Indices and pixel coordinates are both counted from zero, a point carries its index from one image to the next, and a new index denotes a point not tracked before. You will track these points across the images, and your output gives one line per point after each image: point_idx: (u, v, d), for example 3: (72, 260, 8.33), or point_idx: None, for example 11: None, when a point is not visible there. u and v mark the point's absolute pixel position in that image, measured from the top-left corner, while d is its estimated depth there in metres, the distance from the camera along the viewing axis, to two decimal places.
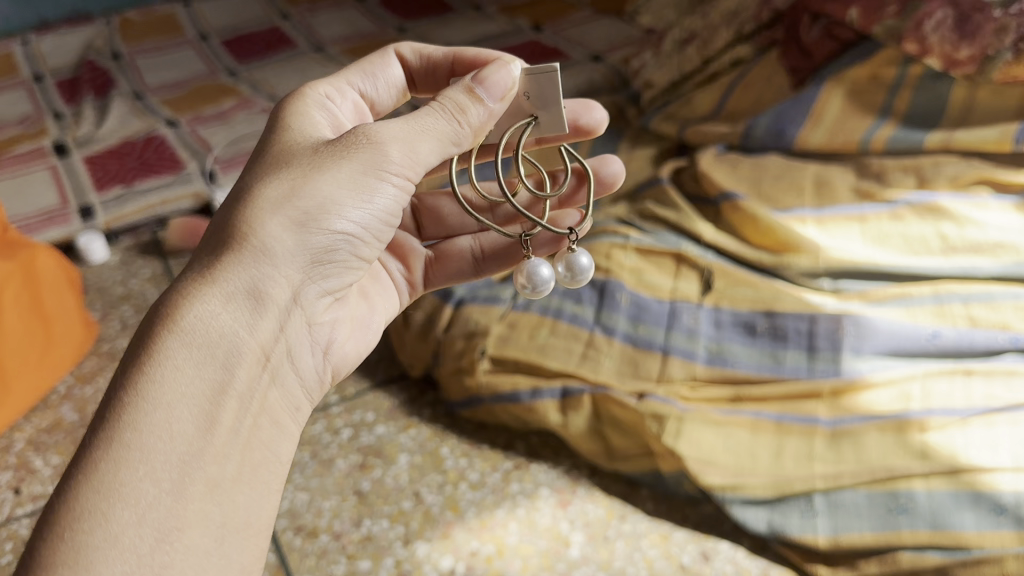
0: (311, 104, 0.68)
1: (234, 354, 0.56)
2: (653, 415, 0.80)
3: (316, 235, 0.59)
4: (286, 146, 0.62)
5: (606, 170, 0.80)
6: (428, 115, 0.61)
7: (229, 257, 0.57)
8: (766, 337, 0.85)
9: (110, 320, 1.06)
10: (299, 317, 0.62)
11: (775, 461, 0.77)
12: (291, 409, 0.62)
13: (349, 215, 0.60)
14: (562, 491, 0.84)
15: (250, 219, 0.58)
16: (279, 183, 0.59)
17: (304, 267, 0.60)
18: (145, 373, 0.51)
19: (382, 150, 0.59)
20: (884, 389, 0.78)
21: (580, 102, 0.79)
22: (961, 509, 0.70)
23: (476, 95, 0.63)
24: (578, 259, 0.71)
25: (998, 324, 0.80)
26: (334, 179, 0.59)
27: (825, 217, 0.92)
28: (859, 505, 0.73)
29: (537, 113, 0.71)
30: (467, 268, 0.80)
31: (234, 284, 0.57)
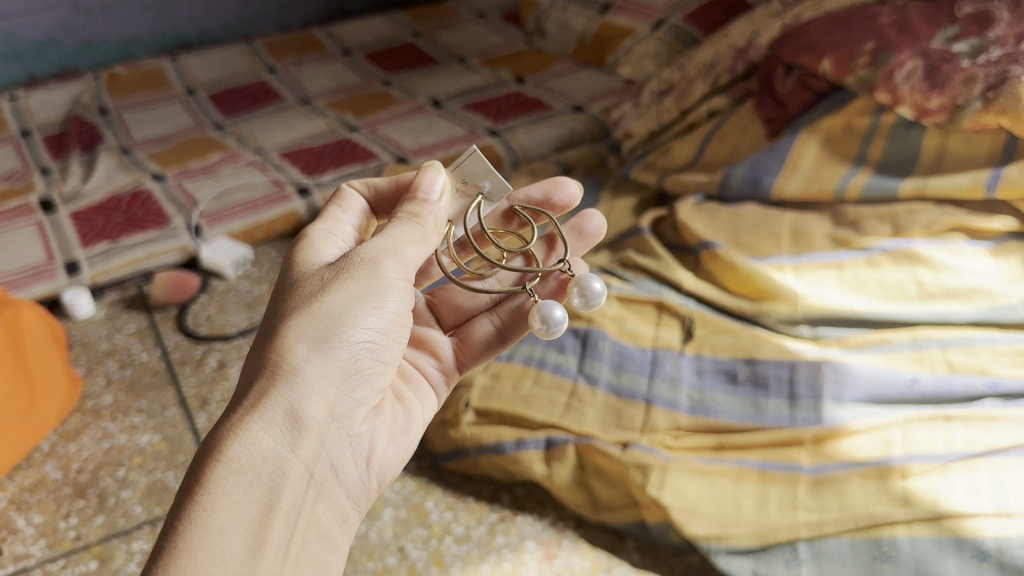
0: (317, 243, 0.69)
1: (280, 474, 0.57)
2: (637, 465, 0.80)
3: (338, 350, 0.63)
4: (299, 278, 0.66)
5: (589, 224, 0.82)
6: (398, 224, 0.67)
7: (264, 385, 0.60)
8: (748, 385, 0.85)
9: (95, 376, 1.06)
10: (341, 432, 0.63)
11: (759, 511, 0.77)
12: (339, 520, 0.63)
13: (362, 325, 0.64)
14: (548, 544, 0.84)
15: (278, 350, 0.61)
16: (299, 312, 0.63)
17: (336, 383, 0.63)
18: (198, 505, 0.53)
19: (378, 263, 0.64)
20: (865, 436, 0.79)
21: (551, 180, 0.81)
22: (944, 555, 0.70)
23: (421, 199, 0.69)
24: (591, 284, 0.74)
25: (975, 369, 0.81)
26: (342, 297, 0.63)
27: (802, 265, 0.93)
28: (843, 552, 0.73)
29: (482, 185, 0.74)
30: (491, 335, 0.81)
31: (274, 408, 0.59)
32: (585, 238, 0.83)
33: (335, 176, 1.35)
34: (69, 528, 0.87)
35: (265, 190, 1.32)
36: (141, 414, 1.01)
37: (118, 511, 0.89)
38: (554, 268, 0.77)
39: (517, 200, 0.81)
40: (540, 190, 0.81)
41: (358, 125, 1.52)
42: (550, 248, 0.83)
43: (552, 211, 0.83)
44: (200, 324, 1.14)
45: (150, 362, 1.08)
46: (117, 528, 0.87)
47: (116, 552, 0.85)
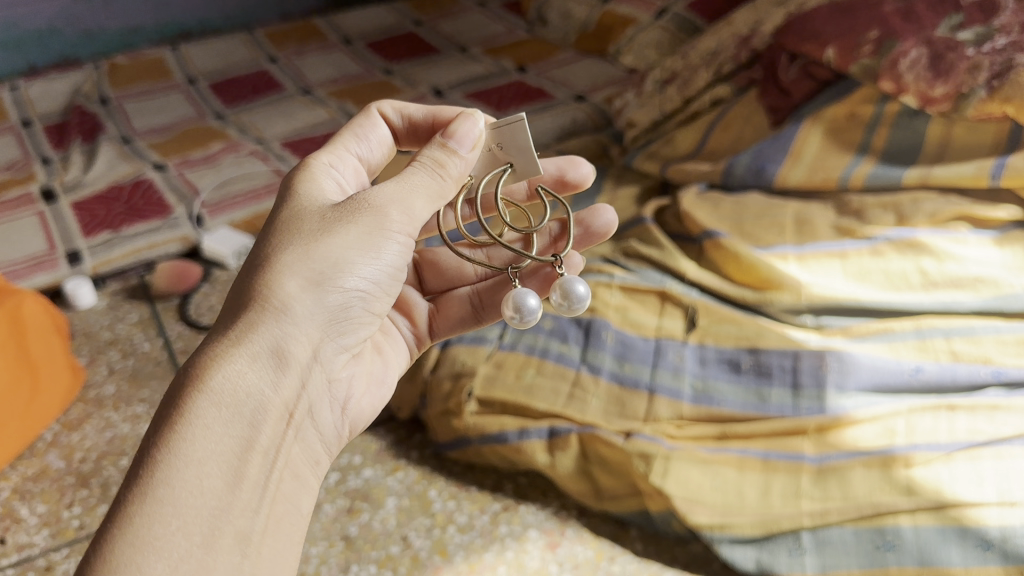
0: (318, 173, 0.68)
1: (260, 411, 0.57)
2: (640, 454, 0.80)
3: (331, 294, 0.62)
4: (297, 211, 0.64)
5: (596, 220, 0.79)
6: (415, 173, 0.65)
7: (251, 318, 0.59)
8: (751, 374, 0.85)
9: (98, 366, 1.06)
10: (318, 374, 0.63)
11: (762, 500, 0.77)
12: (311, 462, 0.63)
13: (358, 272, 0.62)
14: (551, 533, 0.84)
15: (269, 284, 0.60)
16: (295, 247, 0.61)
17: (321, 326, 0.62)
18: (177, 433, 0.52)
19: (384, 212, 0.63)
20: (869, 425, 0.79)
21: (567, 158, 0.81)
22: (948, 544, 0.70)
23: (451, 147, 0.67)
24: (575, 287, 0.71)
25: (979, 358, 0.81)
26: (343, 241, 0.62)
27: (806, 254, 0.92)
28: (846, 541, 0.73)
29: (513, 160, 0.74)
30: (465, 311, 0.80)
31: (259, 344, 0.58)
32: (591, 236, 0.80)
33: None
34: (72, 517, 0.87)
35: (266, 180, 1.31)
36: (143, 404, 1.01)
37: None
38: (546, 261, 0.74)
39: (536, 179, 0.82)
40: (555, 165, 0.81)
41: None
42: (553, 237, 0.80)
43: (562, 190, 0.83)
44: (202, 314, 1.14)
45: (153, 352, 1.08)
46: None
47: None
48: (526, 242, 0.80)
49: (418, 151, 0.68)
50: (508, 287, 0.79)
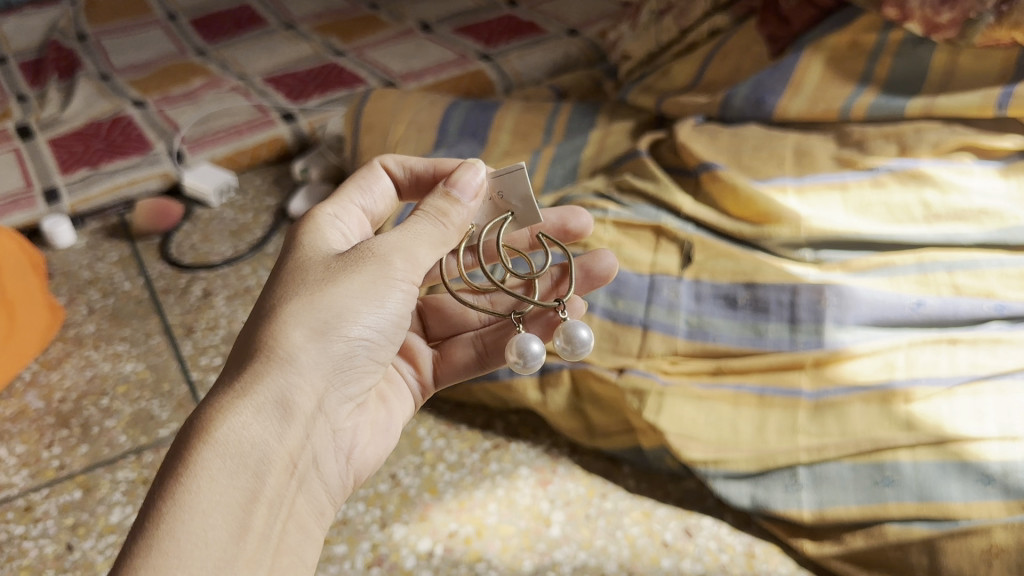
0: (323, 223, 0.65)
1: (265, 463, 0.54)
2: (633, 389, 0.78)
3: (336, 343, 0.59)
4: (303, 259, 0.61)
5: (597, 265, 0.75)
6: (417, 222, 0.63)
7: (257, 367, 0.57)
8: (748, 309, 0.83)
9: (77, 305, 1.03)
10: (322, 425, 0.61)
11: (758, 435, 0.76)
12: (315, 513, 0.61)
13: (362, 322, 0.60)
14: (542, 470, 0.83)
15: (273, 333, 0.57)
16: (300, 296, 0.58)
17: (326, 375, 0.60)
18: (181, 487, 0.50)
19: (390, 259, 0.60)
20: (867, 359, 0.77)
21: (568, 207, 0.81)
22: (948, 479, 0.68)
23: (454, 196, 0.65)
24: (578, 331, 0.68)
25: (982, 292, 0.79)
26: (349, 290, 0.59)
27: (805, 187, 0.90)
28: (844, 477, 0.71)
29: (514, 208, 0.72)
30: (471, 358, 0.76)
31: (265, 394, 0.56)
32: (591, 278, 0.76)
33: (321, 102, 1.30)
34: (52, 457, 0.85)
35: (248, 115, 1.27)
36: (124, 342, 0.98)
37: (102, 440, 0.87)
38: (550, 304, 0.72)
39: (536, 226, 0.81)
40: (555, 215, 0.80)
41: (344, 49, 1.47)
42: (555, 281, 0.77)
43: (564, 239, 0.81)
44: (184, 253, 1.11)
45: (133, 291, 1.05)
46: (102, 457, 0.85)
47: (100, 481, 0.83)
48: (527, 286, 0.77)
49: (422, 199, 0.65)
50: (513, 333, 0.76)
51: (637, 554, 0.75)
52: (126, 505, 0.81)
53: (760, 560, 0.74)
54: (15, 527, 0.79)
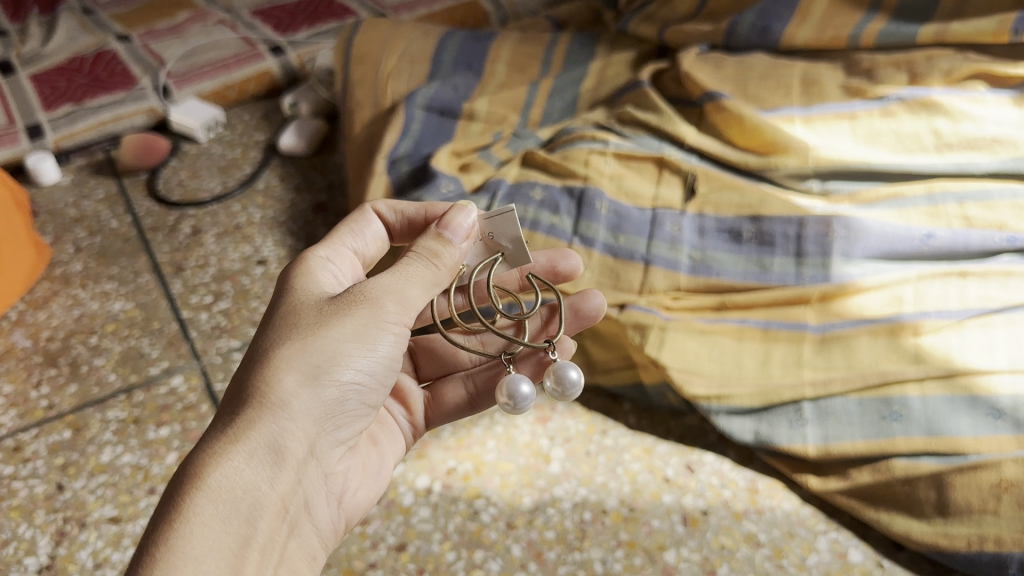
0: (314, 265, 0.62)
1: (258, 507, 0.53)
2: (635, 325, 0.75)
3: (329, 388, 0.57)
4: (295, 302, 0.58)
5: (586, 305, 0.72)
6: (409, 264, 0.60)
7: (248, 412, 0.54)
8: (752, 243, 0.80)
9: (63, 244, 1.00)
10: (315, 469, 0.58)
11: (762, 370, 0.74)
12: (308, 559, 0.58)
13: (355, 366, 0.57)
14: (541, 407, 0.81)
15: (263, 377, 0.55)
16: (292, 339, 0.56)
17: (319, 419, 0.57)
18: (175, 532, 0.48)
19: (382, 303, 0.58)
20: (875, 293, 0.75)
21: (557, 249, 0.76)
22: (957, 413, 0.67)
23: (445, 238, 0.62)
24: (567, 372, 0.66)
25: (994, 224, 0.77)
26: (342, 333, 0.56)
27: (813, 116, 0.87)
28: (850, 412, 0.70)
29: (504, 248, 0.70)
30: (462, 400, 0.72)
31: (258, 439, 0.53)
32: (580, 318, 0.72)
33: (310, 34, 1.26)
34: (41, 397, 0.84)
35: (235, 49, 1.23)
36: (112, 281, 0.95)
37: (91, 380, 0.85)
38: (538, 346, 0.68)
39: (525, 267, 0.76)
40: (544, 256, 0.75)
41: None
42: (546, 320, 0.73)
43: (553, 281, 0.76)
44: (172, 190, 1.08)
45: (121, 228, 1.02)
46: (91, 396, 0.83)
47: (90, 420, 0.81)
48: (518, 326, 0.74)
49: (412, 241, 0.63)
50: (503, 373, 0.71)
51: (638, 490, 0.73)
52: (117, 445, 0.79)
53: (763, 495, 0.72)
54: (4, 467, 0.78)
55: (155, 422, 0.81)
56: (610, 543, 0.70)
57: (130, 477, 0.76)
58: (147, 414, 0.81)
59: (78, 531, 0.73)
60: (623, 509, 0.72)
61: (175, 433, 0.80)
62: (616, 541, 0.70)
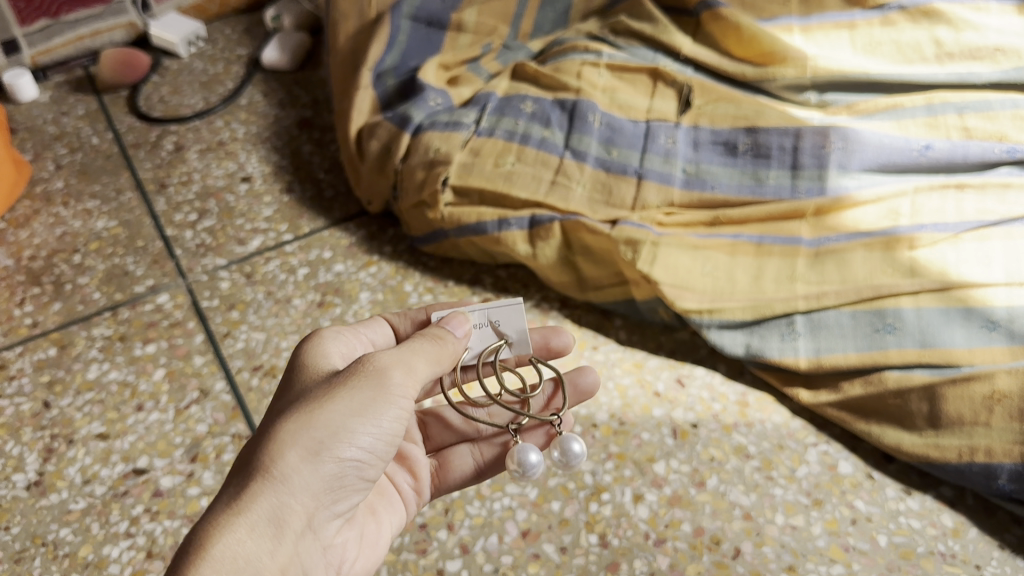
0: (327, 343, 0.58)
1: None
2: (626, 241, 0.73)
3: (337, 462, 0.50)
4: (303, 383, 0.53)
5: (584, 381, 0.66)
6: (414, 339, 0.56)
7: (250, 486, 0.48)
8: (748, 156, 0.79)
9: (43, 162, 0.98)
10: (314, 546, 0.51)
11: (754, 284, 0.73)
12: None
13: (361, 441, 0.51)
14: (532, 324, 0.80)
15: (263, 452, 0.48)
16: (295, 414, 0.50)
17: (325, 495, 0.51)
18: None
19: (389, 375, 0.52)
20: (871, 206, 0.74)
21: (549, 325, 0.68)
22: (951, 326, 0.66)
23: (446, 330, 0.58)
24: (572, 443, 0.59)
25: (994, 136, 0.75)
26: (350, 405, 0.51)
27: (812, 26, 0.85)
28: (843, 325, 0.69)
29: (508, 335, 0.62)
30: (470, 470, 0.64)
31: (261, 514, 0.47)
32: (577, 395, 0.66)
33: None
34: (25, 315, 0.82)
35: None
36: (95, 199, 0.93)
37: (76, 298, 0.84)
38: (547, 419, 0.61)
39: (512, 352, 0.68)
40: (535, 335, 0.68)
41: None
42: (549, 397, 0.66)
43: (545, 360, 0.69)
44: (154, 106, 1.05)
45: (102, 145, 1.00)
46: (76, 315, 0.82)
47: (76, 338, 0.80)
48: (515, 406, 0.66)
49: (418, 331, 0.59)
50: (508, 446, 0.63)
51: (629, 403, 0.73)
52: (104, 362, 0.78)
53: (753, 408, 0.72)
54: None
55: (142, 339, 0.80)
56: (600, 456, 0.70)
57: (117, 393, 0.76)
58: (133, 331, 0.80)
59: (67, 447, 0.72)
60: (614, 422, 0.72)
61: (162, 350, 0.79)
62: (605, 454, 0.70)
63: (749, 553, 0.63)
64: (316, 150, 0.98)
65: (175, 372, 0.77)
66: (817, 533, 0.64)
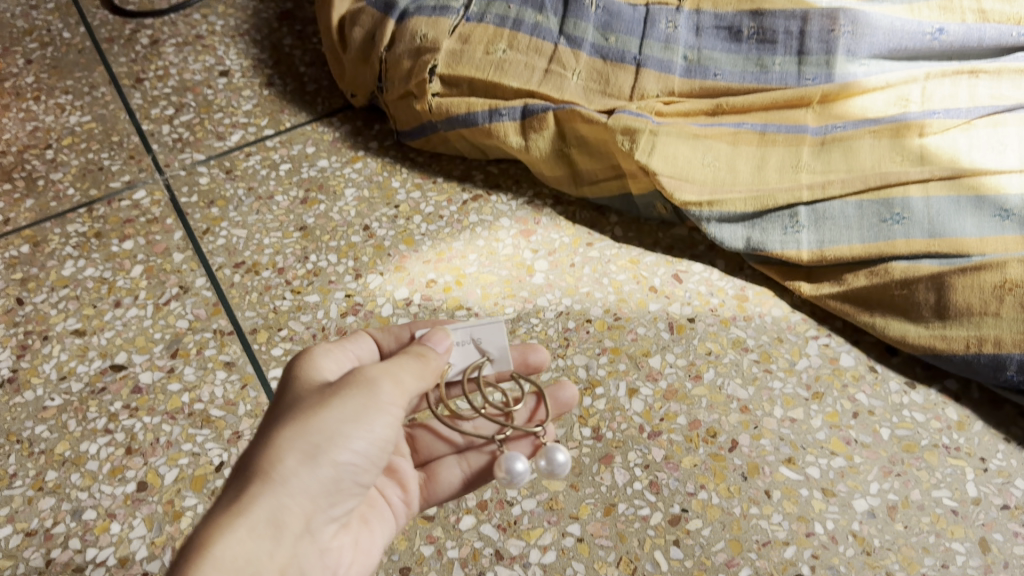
0: (321, 355, 0.53)
1: None
2: (624, 130, 0.70)
3: (336, 465, 0.46)
4: (297, 392, 0.49)
5: (563, 393, 0.59)
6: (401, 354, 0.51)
7: (248, 489, 0.44)
8: (752, 41, 0.74)
9: (13, 57, 0.93)
10: (311, 551, 0.47)
11: (757, 175, 0.69)
12: None
13: (358, 447, 0.47)
14: (524, 221, 0.77)
15: (259, 456, 0.45)
16: (290, 421, 0.46)
17: (324, 500, 0.47)
18: None
19: (379, 384, 0.48)
20: (880, 93, 0.70)
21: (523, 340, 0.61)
22: (961, 215, 0.64)
23: (429, 346, 0.53)
24: (556, 454, 0.54)
25: (1011, 19, 0.71)
26: (348, 410, 0.47)
27: None
28: (847, 216, 0.66)
29: (489, 356, 0.57)
30: (458, 483, 0.56)
31: (260, 516, 0.43)
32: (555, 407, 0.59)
33: None
34: None
35: None
36: (67, 95, 0.89)
37: (49, 194, 0.80)
38: (530, 431, 0.55)
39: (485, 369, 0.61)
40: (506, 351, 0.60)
41: None
42: (531, 409, 0.58)
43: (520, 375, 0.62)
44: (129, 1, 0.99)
45: (74, 40, 0.95)
46: (50, 211, 0.79)
47: (49, 235, 0.77)
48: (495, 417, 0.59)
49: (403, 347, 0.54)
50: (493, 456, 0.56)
51: (624, 299, 0.71)
52: (79, 259, 0.75)
53: (752, 303, 0.70)
54: None
55: (119, 236, 0.77)
56: (595, 351, 0.67)
57: (94, 290, 0.73)
58: (109, 228, 0.77)
59: (42, 344, 0.70)
60: (608, 318, 0.69)
61: (139, 247, 0.76)
62: (600, 349, 0.67)
63: (747, 445, 0.61)
64: (297, 44, 0.93)
65: (153, 268, 0.74)
66: (817, 426, 0.62)
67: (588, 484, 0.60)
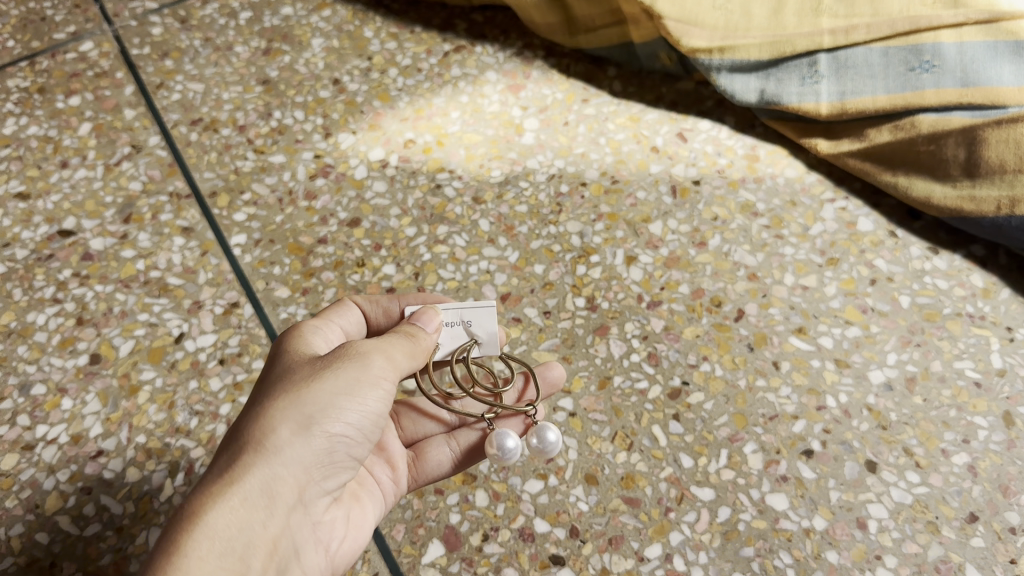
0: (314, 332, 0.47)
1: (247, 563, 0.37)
2: None
3: (335, 435, 0.41)
4: (287, 363, 0.43)
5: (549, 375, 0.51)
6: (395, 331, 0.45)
7: (238, 456, 0.39)
8: None
9: None
10: (308, 528, 0.42)
11: (773, 19, 0.62)
12: None
13: (353, 419, 0.41)
14: (512, 75, 0.70)
15: (251, 425, 0.40)
16: (283, 390, 0.41)
17: (324, 473, 0.42)
18: None
19: (373, 357, 0.42)
20: None
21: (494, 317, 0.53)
22: (998, 61, 0.56)
23: (420, 326, 0.46)
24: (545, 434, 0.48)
25: None
26: (347, 377, 0.41)
27: None
28: (873, 64, 0.59)
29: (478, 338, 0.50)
30: (448, 464, 0.50)
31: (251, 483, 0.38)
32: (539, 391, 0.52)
33: None
34: None
35: None
36: None
37: None
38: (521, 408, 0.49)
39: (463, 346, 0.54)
40: None
41: None
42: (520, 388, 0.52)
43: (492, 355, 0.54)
44: None
45: None
46: None
47: None
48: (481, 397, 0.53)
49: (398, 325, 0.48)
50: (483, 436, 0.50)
51: (623, 160, 0.64)
52: (21, 117, 0.68)
53: (763, 163, 0.64)
54: None
55: (64, 91, 0.69)
56: (590, 217, 0.61)
57: (38, 150, 0.66)
58: (54, 83, 0.70)
59: None
60: (605, 181, 0.63)
61: (87, 103, 0.69)
62: (595, 215, 0.61)
63: (753, 315, 0.56)
64: None
65: (103, 126, 0.67)
66: (831, 294, 0.57)
67: (581, 356, 0.55)
